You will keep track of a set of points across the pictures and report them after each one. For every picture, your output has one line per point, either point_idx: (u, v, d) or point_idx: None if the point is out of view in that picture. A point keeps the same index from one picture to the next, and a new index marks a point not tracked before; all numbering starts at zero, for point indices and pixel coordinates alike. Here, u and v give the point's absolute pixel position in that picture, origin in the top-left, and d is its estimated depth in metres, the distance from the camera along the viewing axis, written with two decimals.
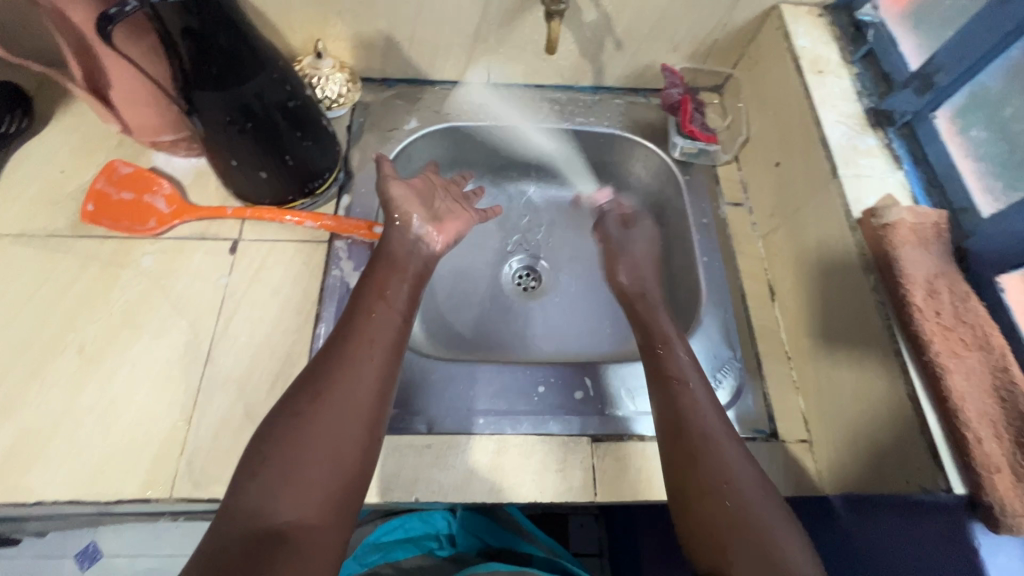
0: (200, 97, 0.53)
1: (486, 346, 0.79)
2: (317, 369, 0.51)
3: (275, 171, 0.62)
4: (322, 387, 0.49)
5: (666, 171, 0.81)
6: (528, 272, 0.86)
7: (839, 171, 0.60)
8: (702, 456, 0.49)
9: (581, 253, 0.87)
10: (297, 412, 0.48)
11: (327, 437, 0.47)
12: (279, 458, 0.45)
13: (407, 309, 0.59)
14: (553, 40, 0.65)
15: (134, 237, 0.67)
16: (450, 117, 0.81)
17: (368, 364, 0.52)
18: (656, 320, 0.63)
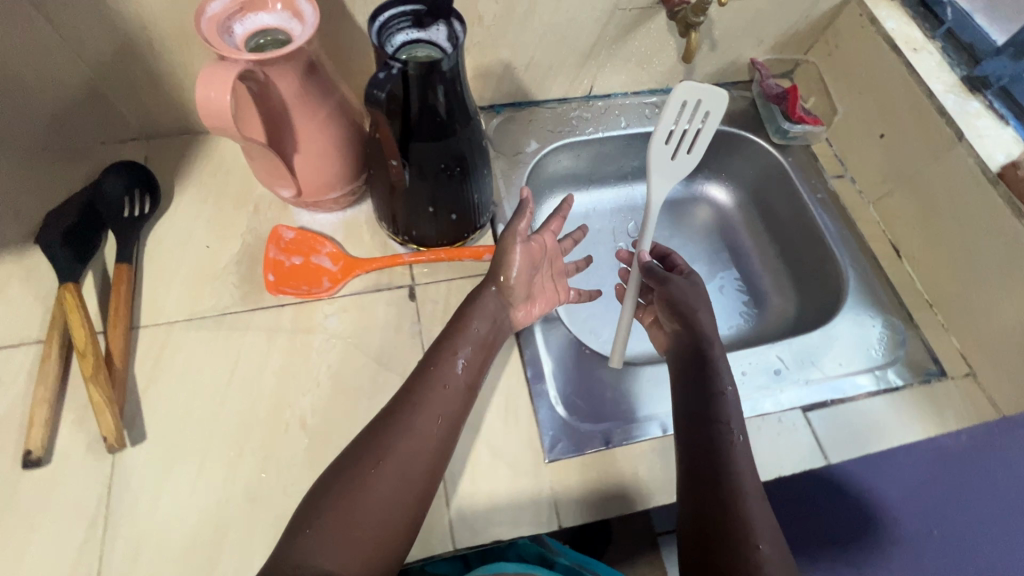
0: (421, 149, 0.54)
1: (636, 344, 0.81)
2: (382, 421, 0.53)
3: (464, 211, 0.63)
4: (378, 443, 0.51)
5: (768, 155, 0.87)
6: None
7: (965, 134, 0.68)
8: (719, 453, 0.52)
9: (688, 243, 0.95)
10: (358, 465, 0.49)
11: (369, 496, 0.48)
12: (335, 516, 0.47)
13: (473, 374, 0.58)
14: (690, 52, 0.70)
15: (313, 299, 0.66)
16: (565, 134, 0.83)
17: (425, 425, 0.52)
18: (711, 348, 0.60)
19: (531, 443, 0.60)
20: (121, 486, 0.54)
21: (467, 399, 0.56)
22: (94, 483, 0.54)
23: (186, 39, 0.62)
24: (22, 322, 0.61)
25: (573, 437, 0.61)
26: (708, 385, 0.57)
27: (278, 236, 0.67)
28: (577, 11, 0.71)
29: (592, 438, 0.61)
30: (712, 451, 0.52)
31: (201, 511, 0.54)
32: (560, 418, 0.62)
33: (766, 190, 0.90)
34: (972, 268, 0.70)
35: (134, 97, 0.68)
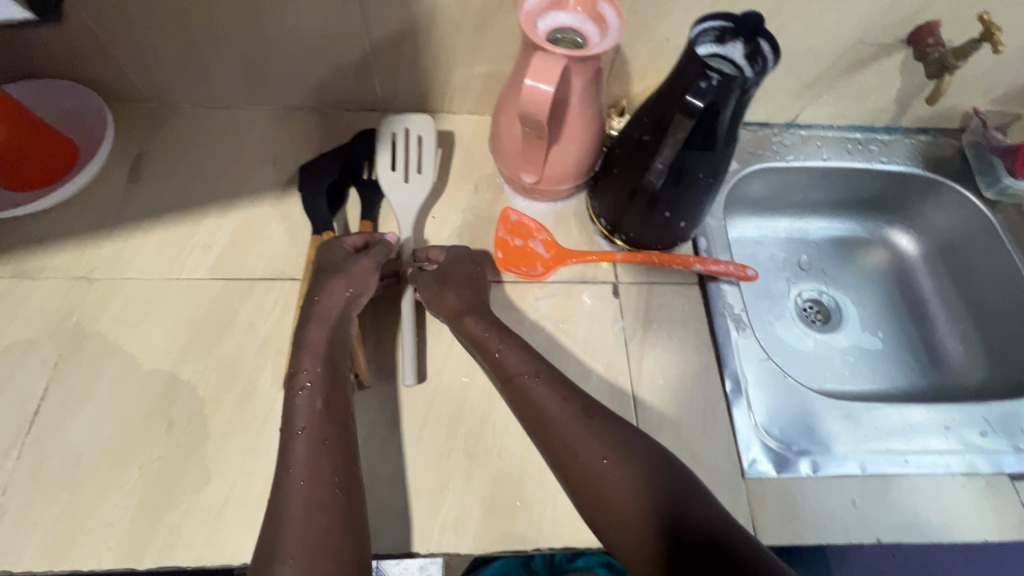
0: (690, 158, 0.56)
1: (799, 375, 0.83)
2: (283, 459, 0.51)
3: (691, 220, 0.65)
4: (288, 485, 0.49)
5: (973, 208, 0.84)
6: (813, 305, 0.90)
7: None
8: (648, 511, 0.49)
9: (859, 285, 0.93)
10: (278, 506, 0.48)
11: (307, 538, 0.46)
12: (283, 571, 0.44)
13: (327, 392, 0.55)
14: (939, 92, 0.72)
15: (527, 281, 0.70)
16: (764, 158, 0.84)
17: (308, 448, 0.51)
18: (546, 413, 0.55)
19: (728, 454, 0.61)
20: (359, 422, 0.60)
21: (330, 415, 0.53)
22: None
23: (457, 27, 0.68)
24: (279, 260, 0.68)
25: (772, 457, 0.61)
26: (593, 442, 0.53)
27: (505, 220, 0.72)
28: (819, 40, 0.72)
29: (789, 462, 0.61)
30: (653, 522, 0.48)
31: (427, 457, 0.59)
32: (760, 437, 0.62)
33: (961, 245, 0.87)
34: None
35: (391, 73, 0.74)
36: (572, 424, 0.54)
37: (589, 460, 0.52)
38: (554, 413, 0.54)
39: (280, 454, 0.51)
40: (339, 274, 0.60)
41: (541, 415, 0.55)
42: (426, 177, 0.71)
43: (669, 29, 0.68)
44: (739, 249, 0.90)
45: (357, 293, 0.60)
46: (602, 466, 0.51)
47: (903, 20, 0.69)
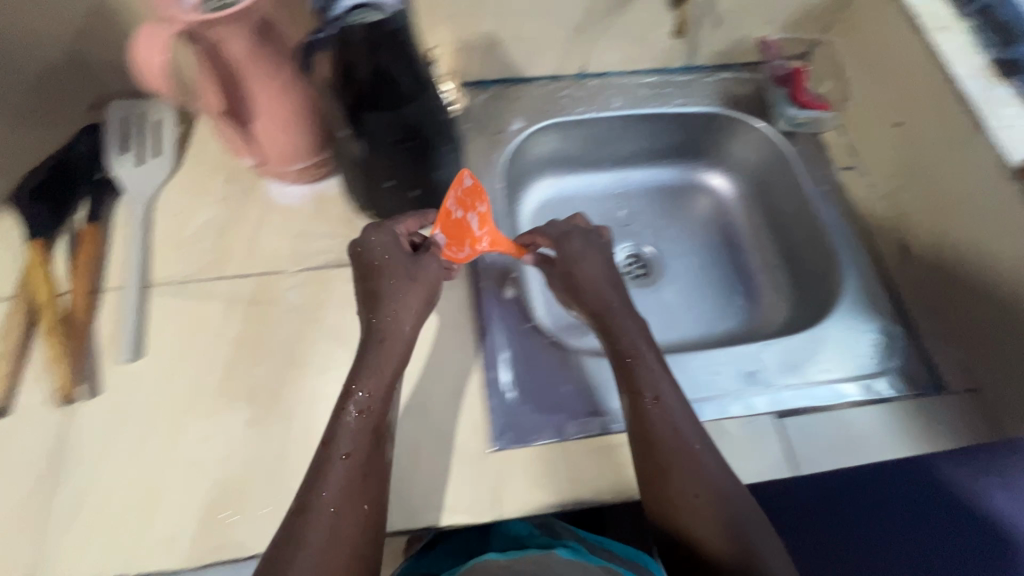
0: (370, 120, 0.52)
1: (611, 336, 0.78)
2: (320, 480, 0.47)
3: (425, 188, 0.61)
4: (314, 512, 0.46)
5: (769, 143, 0.82)
6: (635, 261, 0.86)
7: (985, 123, 0.61)
8: (691, 509, 0.50)
9: (684, 236, 0.89)
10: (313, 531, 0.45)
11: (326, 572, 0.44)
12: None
13: (377, 413, 0.51)
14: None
15: (277, 271, 0.66)
16: (553, 114, 0.80)
17: (346, 475, 0.47)
18: (641, 363, 0.57)
19: (476, 428, 0.58)
20: (74, 442, 0.55)
21: (380, 448, 0.50)
22: (47, 437, 0.55)
23: None
24: None
25: (523, 426, 0.59)
26: (664, 435, 0.53)
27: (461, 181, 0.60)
28: None
29: (540, 428, 0.59)
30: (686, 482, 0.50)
31: (142, 469, 0.55)
32: (511, 408, 0.60)
33: (767, 181, 0.84)
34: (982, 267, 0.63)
35: None
36: (653, 416, 0.54)
37: (659, 419, 0.54)
38: (642, 407, 0.54)
39: (314, 475, 0.48)
40: (413, 281, 0.55)
41: (619, 365, 0.58)
42: (164, 158, 0.69)
43: None
44: (547, 213, 0.86)
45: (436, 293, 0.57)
46: (687, 463, 0.51)
47: None
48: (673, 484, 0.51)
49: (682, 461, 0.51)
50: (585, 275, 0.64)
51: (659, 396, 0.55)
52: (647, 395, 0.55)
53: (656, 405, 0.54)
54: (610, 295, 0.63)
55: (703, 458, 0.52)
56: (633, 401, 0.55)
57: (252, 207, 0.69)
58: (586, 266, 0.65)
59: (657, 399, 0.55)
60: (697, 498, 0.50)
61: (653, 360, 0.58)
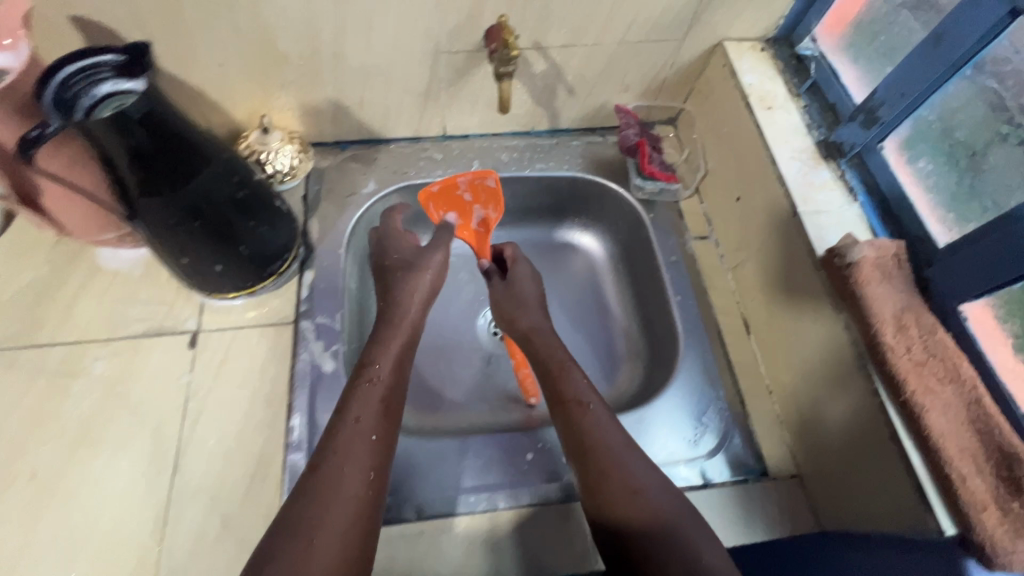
0: (142, 206, 0.51)
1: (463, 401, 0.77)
2: (344, 423, 0.50)
3: (232, 262, 0.60)
4: (346, 451, 0.48)
5: (630, 208, 0.80)
6: None
7: (798, 209, 0.61)
8: (618, 497, 0.50)
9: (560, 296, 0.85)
10: (322, 468, 0.47)
11: (358, 507, 0.45)
12: (295, 538, 0.42)
13: (395, 381, 0.55)
14: (506, 103, 0.65)
15: (88, 340, 0.64)
16: (409, 176, 0.79)
17: (360, 443, 0.49)
18: (564, 373, 0.61)
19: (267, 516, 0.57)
20: None
21: (390, 420, 0.52)
22: None
23: None
24: None
25: None
26: (589, 433, 0.54)
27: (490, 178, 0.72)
28: (396, 52, 0.66)
29: None
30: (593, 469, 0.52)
31: None
32: None
33: (633, 244, 0.83)
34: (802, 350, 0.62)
35: None
36: (581, 420, 0.56)
37: (584, 417, 0.56)
38: (572, 413, 0.57)
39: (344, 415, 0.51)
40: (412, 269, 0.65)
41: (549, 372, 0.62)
42: None
43: (214, 55, 0.63)
44: None
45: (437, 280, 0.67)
46: (608, 461, 0.52)
47: (461, 25, 0.64)
48: (629, 471, 0.52)
49: (606, 464, 0.52)
50: (526, 288, 0.71)
51: (584, 402, 0.57)
52: (571, 399, 0.58)
53: (579, 411, 0.56)
54: (534, 315, 0.69)
55: (627, 459, 0.52)
56: (562, 410, 0.58)
57: (75, 271, 0.68)
58: (528, 293, 0.71)
59: (582, 404, 0.57)
60: (628, 488, 0.50)
61: (580, 379, 0.60)
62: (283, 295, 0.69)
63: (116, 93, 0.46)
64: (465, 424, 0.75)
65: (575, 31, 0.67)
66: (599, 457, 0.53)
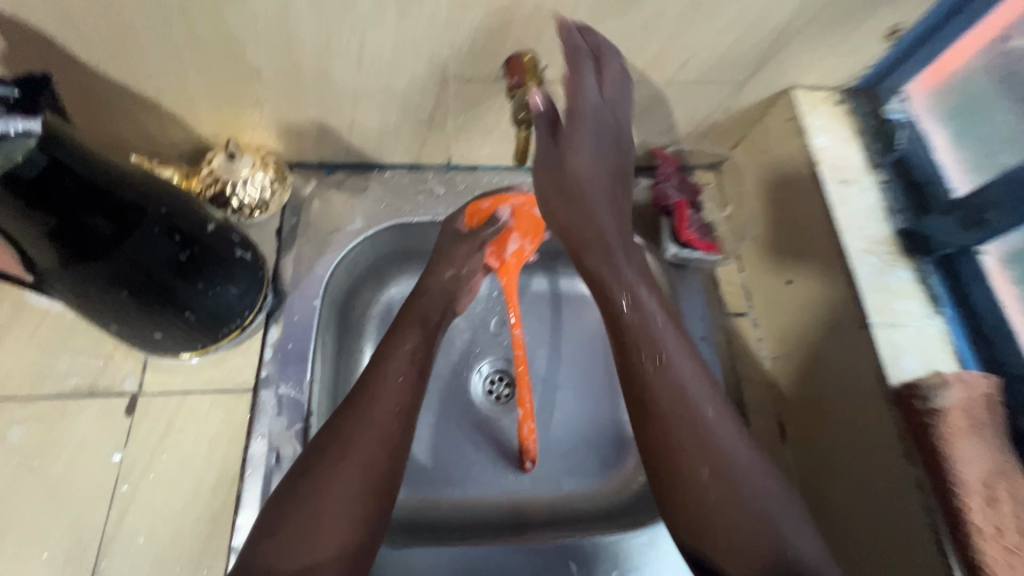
0: (50, 273, 0.40)
1: (447, 477, 0.66)
2: (371, 386, 0.51)
3: (174, 329, 0.50)
4: (364, 416, 0.48)
5: (657, 271, 0.67)
6: (499, 376, 0.72)
7: (869, 320, 0.50)
8: (722, 514, 0.43)
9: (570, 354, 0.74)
10: (343, 420, 0.48)
11: (371, 461, 0.46)
12: (311, 480, 0.45)
13: (424, 358, 0.56)
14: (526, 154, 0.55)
15: (6, 399, 0.54)
16: (404, 212, 0.68)
17: (382, 426, 0.49)
18: (651, 328, 0.50)
19: None
20: None
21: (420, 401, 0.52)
22: None
23: None
24: None
25: None
26: (661, 400, 0.47)
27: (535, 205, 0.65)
28: (394, 75, 0.54)
29: None
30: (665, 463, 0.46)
31: None
32: None
33: None
34: (851, 479, 0.52)
35: None
36: (654, 377, 0.48)
37: (664, 382, 0.48)
38: (641, 373, 0.49)
39: (375, 383, 0.51)
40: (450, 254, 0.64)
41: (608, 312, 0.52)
42: None
43: (168, 64, 0.51)
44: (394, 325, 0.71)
45: (462, 279, 0.64)
46: (719, 479, 0.44)
47: (477, 50, 0.51)
48: (716, 449, 0.45)
49: (711, 482, 0.44)
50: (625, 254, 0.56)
51: (666, 359, 0.49)
52: (647, 350, 0.49)
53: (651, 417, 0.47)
54: (626, 270, 0.53)
55: (714, 431, 0.46)
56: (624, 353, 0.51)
57: None
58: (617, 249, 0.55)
59: (656, 356, 0.49)
60: (717, 492, 0.44)
61: (652, 306, 0.52)
62: (245, 353, 0.59)
63: (10, 136, 0.33)
64: (448, 507, 0.64)
65: None
66: (680, 453, 0.45)
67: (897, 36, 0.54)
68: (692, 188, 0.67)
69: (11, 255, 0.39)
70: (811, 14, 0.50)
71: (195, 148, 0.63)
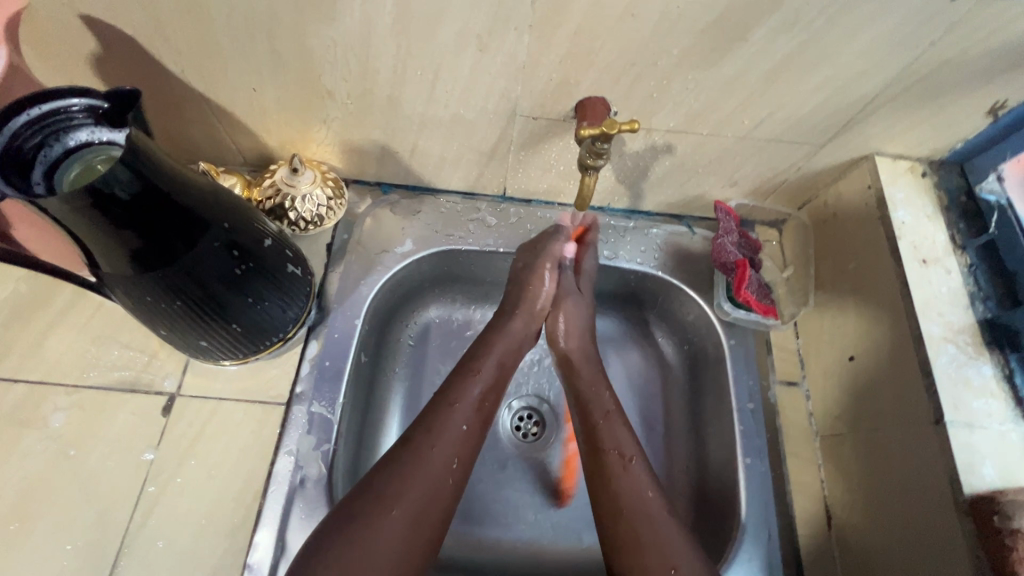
0: (111, 279, 0.41)
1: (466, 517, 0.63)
2: (431, 431, 0.50)
3: (219, 339, 0.50)
4: (422, 464, 0.47)
5: (708, 327, 0.64)
6: (530, 414, 0.70)
7: (945, 418, 0.46)
8: None
9: None
10: (401, 462, 0.47)
11: (421, 512, 0.45)
12: (359, 526, 0.43)
13: (489, 409, 0.54)
14: (585, 196, 0.53)
15: (52, 384, 0.55)
16: (454, 239, 0.67)
17: (439, 474, 0.47)
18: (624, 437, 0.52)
19: None
20: None
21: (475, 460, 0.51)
22: None
23: None
24: None
25: None
26: (632, 499, 0.48)
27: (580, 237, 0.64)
28: (462, 106, 0.54)
29: None
30: None
31: None
32: None
33: (698, 367, 0.65)
34: None
35: None
36: (620, 479, 0.49)
37: (620, 473, 0.50)
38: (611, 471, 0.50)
39: (434, 424, 0.50)
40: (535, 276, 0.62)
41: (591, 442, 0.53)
42: None
43: (246, 79, 0.52)
44: (429, 350, 0.70)
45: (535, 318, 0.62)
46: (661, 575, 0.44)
47: (550, 91, 0.51)
48: (671, 546, 0.45)
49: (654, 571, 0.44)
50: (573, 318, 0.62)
51: (628, 455, 0.51)
52: (611, 450, 0.51)
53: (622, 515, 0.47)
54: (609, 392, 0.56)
55: (666, 534, 0.46)
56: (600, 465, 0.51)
57: (57, 293, 0.59)
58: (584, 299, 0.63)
59: (624, 457, 0.51)
60: None
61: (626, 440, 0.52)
62: (282, 365, 0.58)
63: (95, 144, 0.37)
64: (465, 548, 0.62)
65: (690, 118, 0.53)
66: (639, 528, 0.46)
67: (998, 114, 0.51)
68: (752, 245, 0.65)
69: (74, 252, 0.39)
70: (906, 83, 0.48)
71: (260, 158, 0.64)
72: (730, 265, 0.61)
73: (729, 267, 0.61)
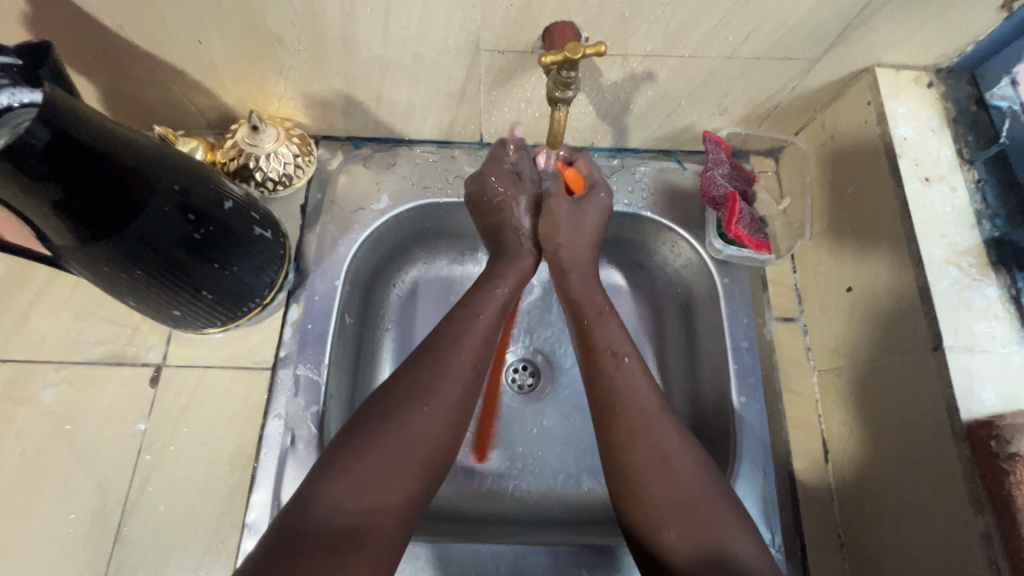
0: (63, 250, 0.40)
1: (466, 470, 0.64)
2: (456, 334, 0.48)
3: (191, 307, 0.49)
4: (449, 363, 0.46)
5: (700, 266, 0.61)
6: (523, 366, 0.70)
7: (944, 343, 0.44)
8: (672, 507, 0.42)
9: None
10: (432, 358, 0.46)
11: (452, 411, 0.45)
12: (387, 426, 0.42)
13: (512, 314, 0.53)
14: (556, 133, 0.50)
15: (39, 363, 0.55)
16: (431, 190, 0.64)
17: (467, 371, 0.47)
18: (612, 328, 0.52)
19: None
20: None
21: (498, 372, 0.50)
22: None
23: None
24: None
25: None
26: (631, 399, 0.47)
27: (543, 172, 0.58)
28: (422, 44, 0.50)
29: None
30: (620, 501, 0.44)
31: None
32: None
33: (692, 308, 0.63)
34: (912, 518, 0.46)
35: None
36: (614, 377, 0.48)
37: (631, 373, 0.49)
38: (604, 367, 0.49)
39: (459, 330, 0.49)
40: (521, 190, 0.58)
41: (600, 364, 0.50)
42: None
43: (189, 31, 0.49)
44: (418, 304, 0.69)
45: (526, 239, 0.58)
46: (665, 463, 0.44)
47: (513, 19, 0.46)
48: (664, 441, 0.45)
49: (652, 456, 0.44)
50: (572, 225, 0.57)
51: (622, 357, 0.50)
52: (605, 350, 0.50)
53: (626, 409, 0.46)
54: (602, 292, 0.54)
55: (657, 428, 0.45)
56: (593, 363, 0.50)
57: (33, 272, 0.58)
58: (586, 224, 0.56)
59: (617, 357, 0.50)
60: (669, 473, 0.43)
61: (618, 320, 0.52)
62: (265, 331, 0.58)
63: (16, 108, 0.35)
64: (468, 501, 0.62)
65: (666, 40, 0.48)
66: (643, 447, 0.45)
67: (1011, 8, 0.45)
68: (745, 177, 0.61)
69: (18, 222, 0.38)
70: None
71: (222, 118, 0.61)
72: (721, 199, 0.58)
73: (719, 202, 0.58)
